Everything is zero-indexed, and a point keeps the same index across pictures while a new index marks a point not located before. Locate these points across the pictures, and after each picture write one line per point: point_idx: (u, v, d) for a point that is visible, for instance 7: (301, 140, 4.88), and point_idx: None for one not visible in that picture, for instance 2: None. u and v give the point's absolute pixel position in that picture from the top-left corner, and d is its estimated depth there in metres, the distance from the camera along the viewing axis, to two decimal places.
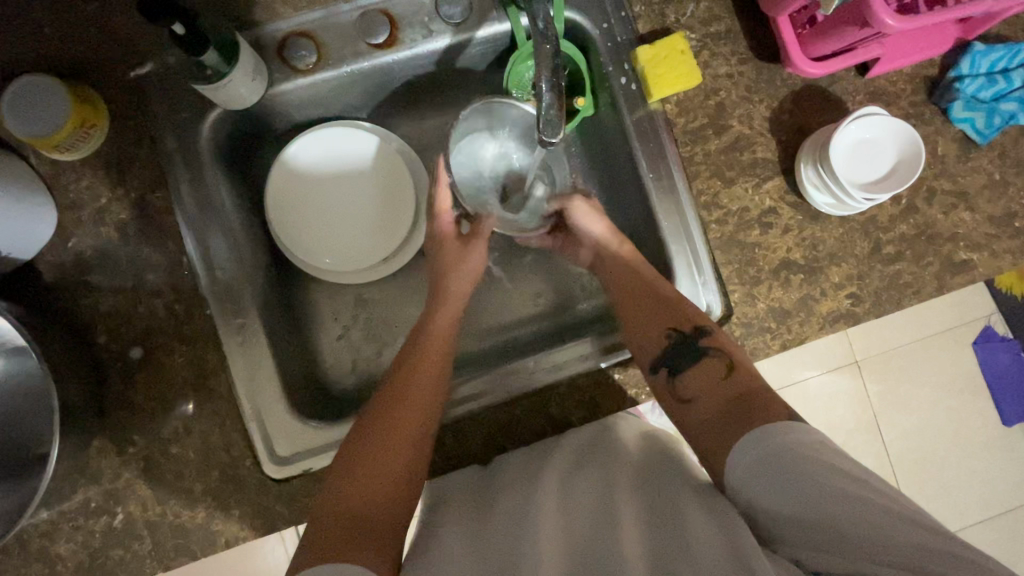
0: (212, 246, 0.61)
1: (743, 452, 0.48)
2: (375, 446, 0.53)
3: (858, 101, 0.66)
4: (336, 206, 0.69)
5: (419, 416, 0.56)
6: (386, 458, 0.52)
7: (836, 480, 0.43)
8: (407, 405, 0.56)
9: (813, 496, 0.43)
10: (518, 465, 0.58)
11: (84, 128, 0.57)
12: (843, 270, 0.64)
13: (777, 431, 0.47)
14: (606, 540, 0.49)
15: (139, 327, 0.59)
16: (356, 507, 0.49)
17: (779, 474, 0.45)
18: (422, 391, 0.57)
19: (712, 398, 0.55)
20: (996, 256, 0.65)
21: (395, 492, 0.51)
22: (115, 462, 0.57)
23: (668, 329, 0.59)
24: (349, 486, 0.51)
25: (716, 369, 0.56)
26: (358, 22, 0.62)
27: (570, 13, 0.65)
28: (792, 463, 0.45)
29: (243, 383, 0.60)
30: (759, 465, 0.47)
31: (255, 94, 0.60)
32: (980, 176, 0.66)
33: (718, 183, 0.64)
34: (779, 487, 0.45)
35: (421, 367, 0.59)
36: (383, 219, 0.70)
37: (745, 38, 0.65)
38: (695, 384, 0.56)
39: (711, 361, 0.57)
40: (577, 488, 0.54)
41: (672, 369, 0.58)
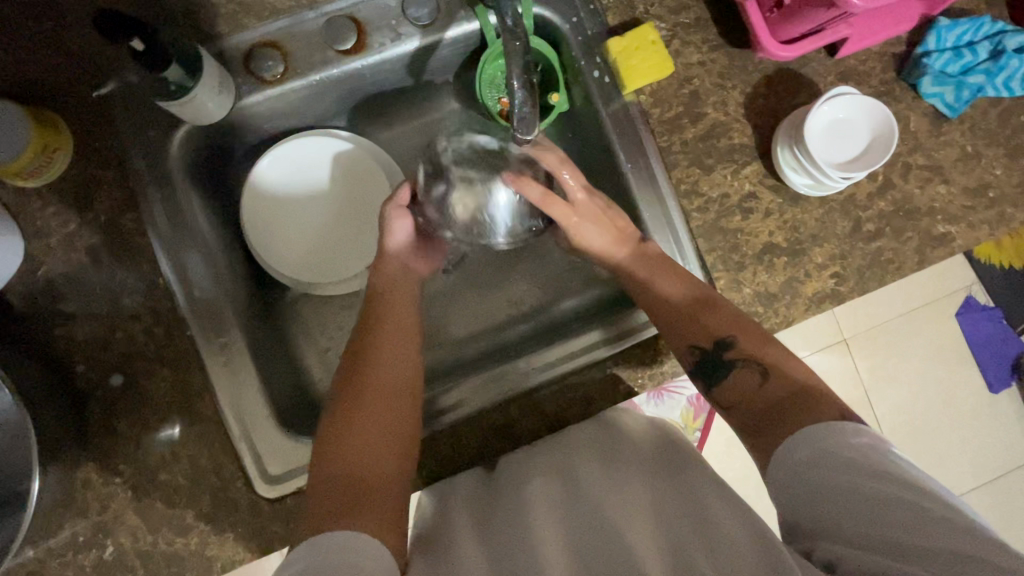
0: (189, 266, 0.60)
1: (788, 455, 0.48)
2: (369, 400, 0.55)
3: (830, 82, 0.66)
4: (313, 212, 0.68)
5: (402, 371, 0.58)
6: (379, 418, 0.54)
7: (873, 484, 0.43)
8: (386, 362, 0.58)
9: (854, 497, 0.43)
10: (515, 470, 0.57)
11: (47, 153, 0.55)
12: (826, 250, 0.65)
13: (816, 430, 0.48)
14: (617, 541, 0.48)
15: (119, 353, 0.57)
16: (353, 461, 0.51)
17: (818, 479, 0.45)
18: (401, 349, 0.59)
19: (752, 407, 0.55)
20: (974, 228, 0.66)
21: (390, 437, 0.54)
22: (102, 493, 0.56)
23: (688, 346, 0.59)
24: (346, 450, 0.52)
25: (751, 380, 0.56)
26: (324, 29, 0.61)
27: (538, 8, 0.65)
28: (834, 469, 0.45)
29: (230, 402, 0.58)
30: (794, 474, 0.47)
31: (222, 108, 0.58)
32: (953, 149, 0.67)
33: (697, 171, 0.64)
34: (812, 496, 0.45)
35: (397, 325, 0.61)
36: (364, 215, 0.70)
37: (715, 25, 0.65)
38: (734, 395, 0.56)
39: (744, 372, 0.56)
40: (589, 489, 0.54)
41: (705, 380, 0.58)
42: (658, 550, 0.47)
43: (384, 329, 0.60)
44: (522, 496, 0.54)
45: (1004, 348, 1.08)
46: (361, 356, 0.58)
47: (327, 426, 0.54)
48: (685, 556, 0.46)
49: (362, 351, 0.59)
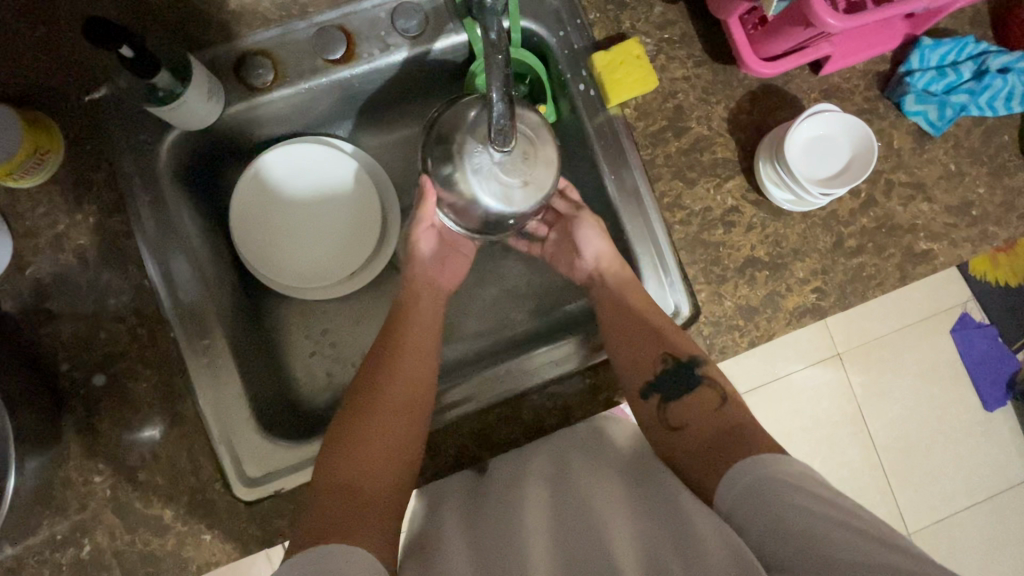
0: (175, 269, 0.60)
1: (740, 473, 0.50)
2: (371, 426, 0.57)
3: (813, 99, 0.67)
4: (312, 220, 0.69)
5: (407, 395, 0.59)
6: (381, 431, 0.56)
7: (825, 507, 0.43)
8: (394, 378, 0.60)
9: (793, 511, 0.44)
10: (503, 476, 0.57)
11: (37, 153, 0.56)
12: (807, 265, 0.65)
13: (772, 456, 0.50)
14: (596, 543, 0.50)
15: (103, 353, 0.58)
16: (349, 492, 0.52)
17: (763, 497, 0.46)
18: (412, 362, 0.61)
19: (700, 428, 0.57)
20: (956, 245, 0.67)
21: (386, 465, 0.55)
22: (81, 492, 0.56)
23: (663, 355, 0.61)
24: (345, 460, 0.54)
25: (710, 401, 0.59)
26: (314, 39, 0.62)
27: (525, 22, 0.66)
28: (785, 484, 0.46)
29: (211, 405, 0.59)
30: (749, 489, 0.48)
31: (212, 114, 0.59)
32: (936, 167, 0.68)
33: (679, 184, 0.65)
34: (759, 508, 0.46)
35: (413, 346, 0.63)
36: (360, 219, 0.70)
37: (699, 41, 0.66)
38: (687, 413, 0.59)
39: (704, 393, 0.59)
40: (572, 492, 0.55)
41: (665, 395, 0.60)
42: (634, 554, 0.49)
43: (394, 352, 0.62)
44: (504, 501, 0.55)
45: (1000, 367, 1.07)
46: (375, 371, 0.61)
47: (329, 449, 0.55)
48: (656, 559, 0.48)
49: (377, 368, 0.61)
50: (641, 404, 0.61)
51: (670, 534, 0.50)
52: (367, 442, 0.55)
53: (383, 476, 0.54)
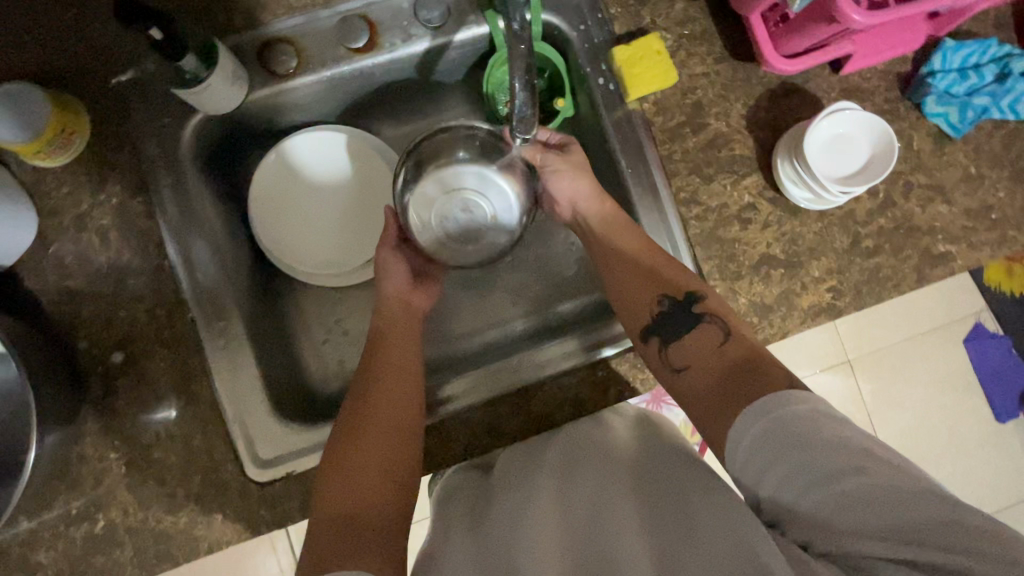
0: (194, 252, 0.61)
1: (744, 426, 0.46)
2: (364, 438, 0.54)
3: (833, 98, 0.67)
4: (317, 213, 0.70)
5: (395, 411, 0.57)
6: (376, 458, 0.53)
7: (840, 458, 0.41)
8: (385, 386, 0.58)
9: (815, 467, 0.42)
10: (512, 472, 0.55)
11: (65, 134, 0.57)
12: (823, 264, 0.65)
13: (768, 403, 0.46)
14: (603, 547, 0.46)
15: (121, 332, 0.59)
16: (349, 509, 0.50)
17: (781, 445, 0.43)
18: (399, 386, 0.58)
19: (706, 367, 0.54)
20: (975, 248, 0.66)
21: (380, 480, 0.52)
22: (96, 467, 0.57)
23: (660, 295, 0.59)
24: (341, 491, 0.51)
25: (711, 337, 0.55)
26: (337, 27, 0.62)
27: (546, 15, 0.66)
28: (793, 445, 0.43)
29: (226, 386, 0.60)
30: (768, 433, 0.44)
31: (234, 98, 0.60)
32: (956, 170, 0.67)
33: (696, 180, 0.65)
34: (778, 458, 0.43)
35: (395, 370, 0.60)
36: (377, 207, 0.72)
37: (720, 38, 0.66)
38: (689, 352, 0.56)
39: (706, 328, 0.56)
40: (578, 488, 0.52)
41: (665, 336, 0.58)
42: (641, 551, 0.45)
43: (388, 362, 0.61)
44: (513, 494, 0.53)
45: (1013, 378, 1.05)
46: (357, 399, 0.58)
47: (324, 464, 0.53)
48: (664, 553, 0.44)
49: (368, 380, 0.59)
50: (642, 346, 0.59)
51: (678, 528, 0.45)
52: (362, 473, 0.52)
53: (385, 508, 0.51)
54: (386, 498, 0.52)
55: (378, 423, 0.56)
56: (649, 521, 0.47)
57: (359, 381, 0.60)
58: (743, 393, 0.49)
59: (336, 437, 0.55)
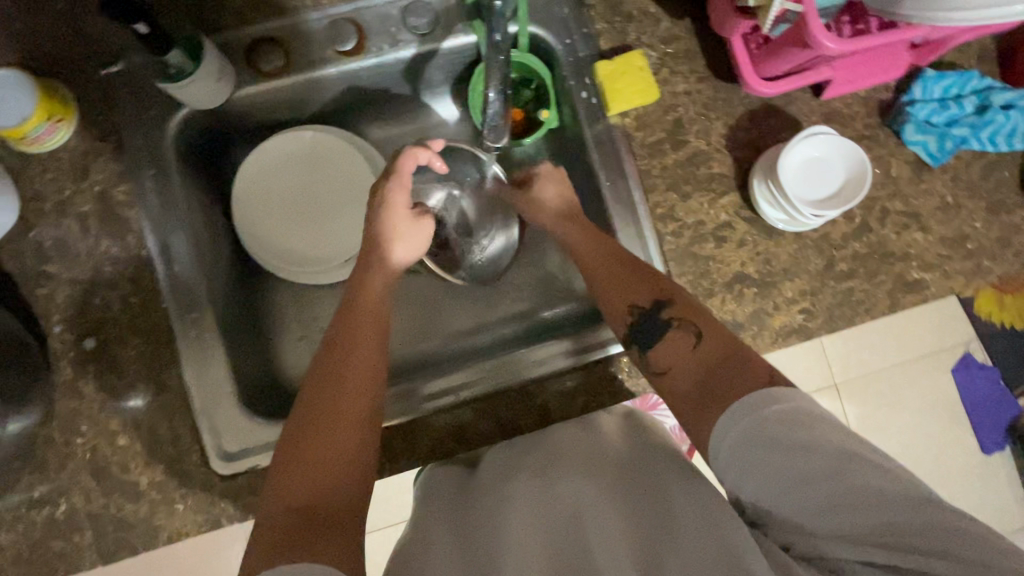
0: (172, 244, 0.62)
1: (722, 433, 0.46)
2: (327, 419, 0.50)
3: (813, 122, 0.67)
4: (285, 190, 0.70)
5: (363, 387, 0.53)
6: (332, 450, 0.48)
7: (823, 465, 0.42)
8: (356, 358, 0.54)
9: (802, 472, 0.42)
10: (489, 473, 0.55)
11: (51, 121, 0.58)
12: (797, 285, 0.65)
13: (733, 417, 0.46)
14: (586, 538, 0.47)
15: (95, 318, 0.60)
16: (313, 493, 0.46)
17: (766, 453, 0.43)
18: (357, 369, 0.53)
19: (686, 371, 0.53)
20: (948, 277, 0.67)
21: (346, 467, 0.48)
22: (62, 452, 0.57)
23: (630, 305, 0.58)
24: (299, 484, 0.46)
25: (685, 341, 0.54)
26: (326, 30, 0.64)
27: (533, 28, 0.67)
28: (775, 449, 0.43)
29: (195, 377, 0.60)
30: (757, 436, 0.44)
31: (221, 95, 0.61)
32: (933, 199, 0.68)
33: (673, 197, 0.66)
34: (766, 465, 0.43)
35: (351, 354, 0.54)
36: (357, 203, 0.72)
37: (703, 58, 0.67)
38: (668, 357, 0.54)
39: (678, 333, 0.55)
40: (559, 485, 0.52)
41: (641, 345, 0.56)
42: (630, 551, 0.46)
43: (355, 331, 0.56)
44: (493, 494, 0.53)
45: None
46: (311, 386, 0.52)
47: (287, 442, 0.49)
48: (652, 551, 0.45)
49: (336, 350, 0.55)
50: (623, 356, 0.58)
51: (666, 529, 0.46)
52: (317, 464, 0.47)
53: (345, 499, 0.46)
54: (352, 480, 0.48)
55: (347, 397, 0.51)
56: (633, 514, 0.49)
57: (326, 349, 0.56)
58: (717, 393, 0.48)
59: (303, 409, 0.51)
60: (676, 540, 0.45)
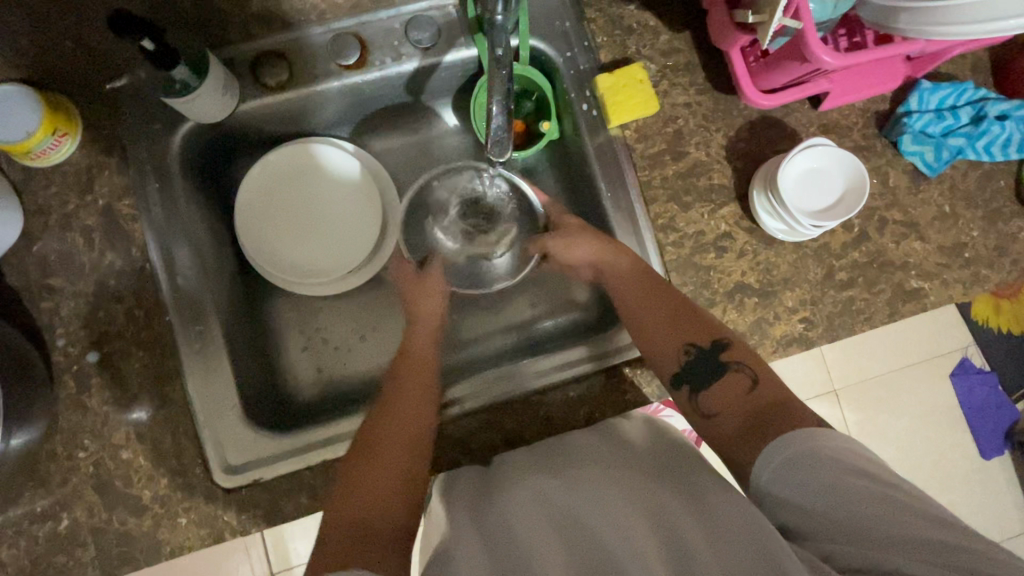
0: (176, 256, 0.62)
1: (766, 460, 0.48)
2: (381, 445, 0.54)
3: (812, 133, 0.68)
4: (327, 214, 0.72)
5: (417, 419, 0.57)
6: (384, 475, 0.52)
7: (859, 480, 0.43)
8: (410, 387, 0.60)
9: (837, 491, 0.43)
10: (509, 475, 0.54)
11: (56, 136, 0.58)
12: (797, 294, 0.66)
13: (777, 445, 0.48)
14: (612, 530, 0.45)
15: (98, 332, 0.60)
16: (367, 512, 0.49)
17: (802, 474, 0.45)
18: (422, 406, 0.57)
19: (734, 412, 0.54)
20: (947, 286, 0.67)
21: (398, 492, 0.51)
22: (65, 466, 0.57)
23: (686, 344, 0.59)
24: (355, 502, 0.50)
25: (740, 384, 0.55)
26: (329, 44, 0.64)
27: (534, 41, 0.68)
28: (805, 463, 0.45)
29: (199, 390, 0.60)
30: (801, 459, 0.46)
31: (225, 109, 0.62)
32: (930, 208, 0.68)
33: (674, 207, 0.66)
34: (808, 480, 0.45)
35: (407, 389, 0.59)
36: (366, 217, 0.72)
37: (702, 70, 0.68)
38: (719, 398, 0.55)
39: (734, 376, 0.56)
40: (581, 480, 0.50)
41: (694, 385, 0.57)
42: (657, 545, 0.44)
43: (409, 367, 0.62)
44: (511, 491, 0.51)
45: (996, 415, 1.05)
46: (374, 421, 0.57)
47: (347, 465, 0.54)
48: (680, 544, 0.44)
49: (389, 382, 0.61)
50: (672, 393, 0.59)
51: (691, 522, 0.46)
52: (375, 488, 0.51)
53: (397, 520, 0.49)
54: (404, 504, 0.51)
55: (397, 424, 0.56)
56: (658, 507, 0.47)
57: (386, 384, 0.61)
58: (768, 430, 0.50)
59: (362, 436, 0.56)
60: (702, 522, 0.45)
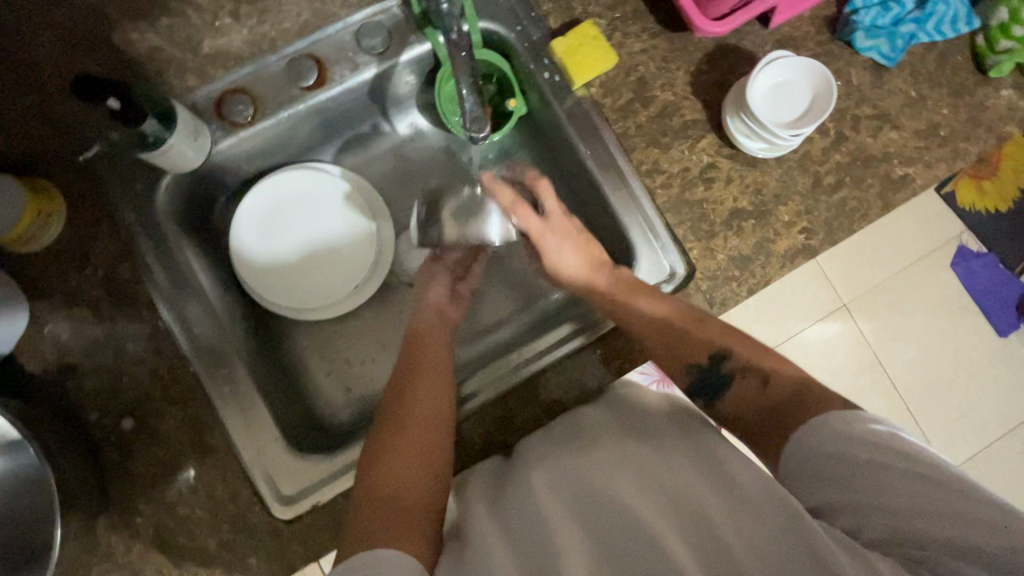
0: (186, 309, 0.63)
1: (798, 439, 0.48)
2: (401, 433, 0.56)
3: (769, 51, 0.70)
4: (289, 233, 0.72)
5: (435, 405, 0.59)
6: (406, 455, 0.54)
7: (894, 464, 0.43)
8: (427, 377, 0.61)
9: (876, 475, 0.43)
10: (538, 453, 0.56)
11: (41, 215, 0.59)
12: (791, 207, 0.67)
13: (817, 423, 0.47)
14: (641, 515, 0.46)
15: (128, 398, 0.60)
16: (392, 492, 0.51)
17: (836, 457, 0.45)
18: (432, 387, 0.60)
19: (751, 409, 0.55)
20: (930, 167, 0.69)
21: (419, 471, 0.53)
22: (126, 535, 0.57)
23: (685, 364, 0.59)
24: (379, 480, 0.52)
25: (750, 385, 0.56)
26: (287, 70, 0.65)
27: (484, 23, 0.69)
28: (844, 448, 0.45)
29: (238, 431, 0.61)
30: (834, 440, 0.46)
31: (200, 153, 0.62)
32: (897, 96, 0.70)
33: (655, 151, 0.67)
34: (848, 467, 0.44)
35: (420, 379, 0.61)
36: (355, 236, 0.73)
37: (650, 14, 0.69)
38: (736, 404, 0.56)
39: (742, 381, 0.56)
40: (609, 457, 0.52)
41: (706, 397, 0.58)
42: (683, 532, 0.45)
43: (420, 360, 0.64)
44: (542, 471, 0.53)
45: (1004, 290, 1.11)
46: (389, 416, 0.59)
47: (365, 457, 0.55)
48: (704, 519, 0.45)
49: (406, 377, 0.62)
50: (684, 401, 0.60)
51: (722, 493, 0.47)
52: (396, 474, 0.53)
53: (417, 496, 0.51)
54: (427, 487, 0.52)
55: (417, 412, 0.58)
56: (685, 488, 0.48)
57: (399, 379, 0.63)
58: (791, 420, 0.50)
59: (382, 429, 0.58)
60: (732, 511, 0.45)
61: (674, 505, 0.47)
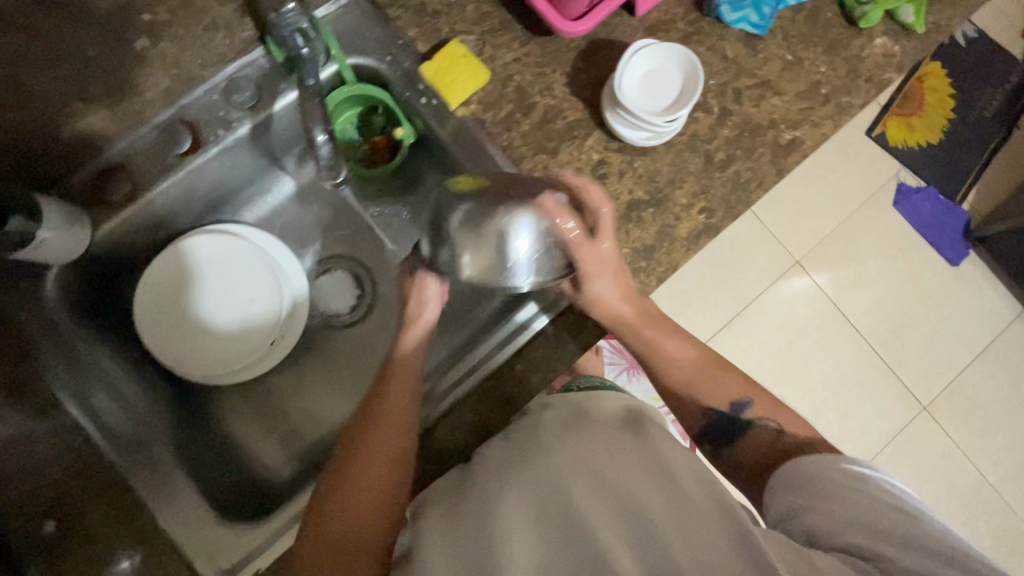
0: (97, 402, 0.63)
1: (778, 476, 0.51)
2: (360, 465, 0.52)
3: (640, 39, 0.70)
4: (205, 299, 0.71)
5: (398, 434, 0.54)
6: (366, 487, 0.51)
7: (873, 499, 0.45)
8: (393, 400, 0.56)
9: (851, 501, 0.45)
10: (500, 474, 0.52)
11: None
12: (687, 189, 0.67)
13: (801, 459, 0.51)
14: (593, 524, 0.44)
15: (42, 500, 0.57)
16: (350, 526, 0.50)
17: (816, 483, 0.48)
18: (395, 416, 0.55)
19: (765, 453, 0.56)
20: (818, 126, 0.69)
21: (375, 505, 0.51)
22: None
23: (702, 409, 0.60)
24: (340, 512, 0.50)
25: (767, 429, 0.57)
26: (159, 140, 0.64)
27: (353, 59, 0.69)
28: (824, 474, 0.48)
29: (166, 513, 0.59)
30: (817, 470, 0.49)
31: (79, 241, 0.61)
32: (774, 62, 0.70)
33: (544, 157, 0.67)
34: (824, 492, 0.47)
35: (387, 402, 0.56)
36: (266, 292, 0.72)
37: (517, 23, 0.69)
38: (751, 453, 0.57)
39: (760, 428, 0.57)
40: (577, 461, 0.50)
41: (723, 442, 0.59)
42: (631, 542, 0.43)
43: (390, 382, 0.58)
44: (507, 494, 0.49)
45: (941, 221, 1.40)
46: (356, 436, 0.55)
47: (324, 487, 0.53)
48: (652, 532, 0.43)
49: (374, 401, 0.56)
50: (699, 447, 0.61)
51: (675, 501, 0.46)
52: (348, 503, 0.51)
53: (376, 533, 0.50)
54: (383, 521, 0.51)
55: (379, 441, 0.54)
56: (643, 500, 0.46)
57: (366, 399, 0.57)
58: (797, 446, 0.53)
59: (342, 459, 0.54)
60: (685, 520, 0.44)
61: (628, 513, 0.45)
